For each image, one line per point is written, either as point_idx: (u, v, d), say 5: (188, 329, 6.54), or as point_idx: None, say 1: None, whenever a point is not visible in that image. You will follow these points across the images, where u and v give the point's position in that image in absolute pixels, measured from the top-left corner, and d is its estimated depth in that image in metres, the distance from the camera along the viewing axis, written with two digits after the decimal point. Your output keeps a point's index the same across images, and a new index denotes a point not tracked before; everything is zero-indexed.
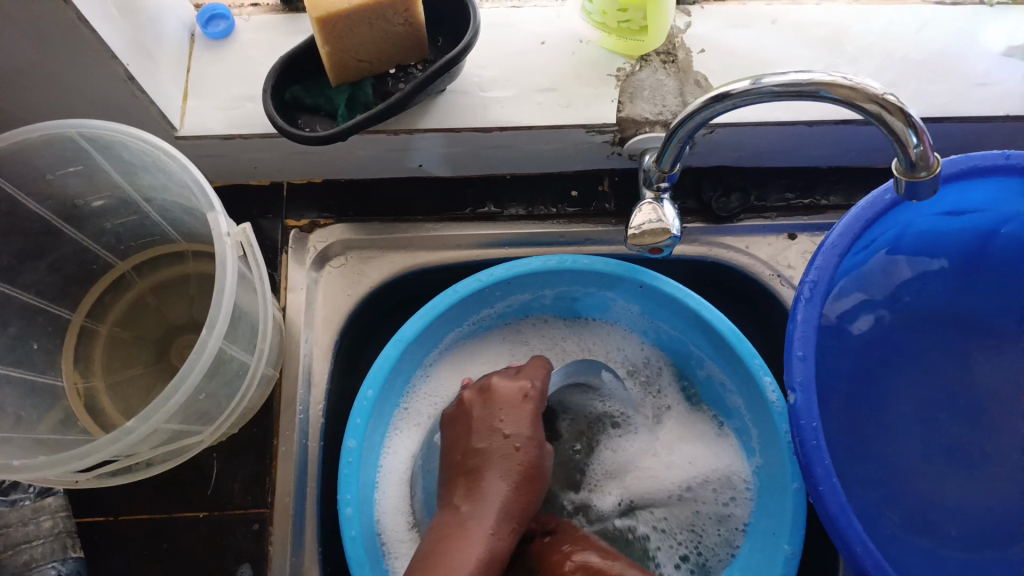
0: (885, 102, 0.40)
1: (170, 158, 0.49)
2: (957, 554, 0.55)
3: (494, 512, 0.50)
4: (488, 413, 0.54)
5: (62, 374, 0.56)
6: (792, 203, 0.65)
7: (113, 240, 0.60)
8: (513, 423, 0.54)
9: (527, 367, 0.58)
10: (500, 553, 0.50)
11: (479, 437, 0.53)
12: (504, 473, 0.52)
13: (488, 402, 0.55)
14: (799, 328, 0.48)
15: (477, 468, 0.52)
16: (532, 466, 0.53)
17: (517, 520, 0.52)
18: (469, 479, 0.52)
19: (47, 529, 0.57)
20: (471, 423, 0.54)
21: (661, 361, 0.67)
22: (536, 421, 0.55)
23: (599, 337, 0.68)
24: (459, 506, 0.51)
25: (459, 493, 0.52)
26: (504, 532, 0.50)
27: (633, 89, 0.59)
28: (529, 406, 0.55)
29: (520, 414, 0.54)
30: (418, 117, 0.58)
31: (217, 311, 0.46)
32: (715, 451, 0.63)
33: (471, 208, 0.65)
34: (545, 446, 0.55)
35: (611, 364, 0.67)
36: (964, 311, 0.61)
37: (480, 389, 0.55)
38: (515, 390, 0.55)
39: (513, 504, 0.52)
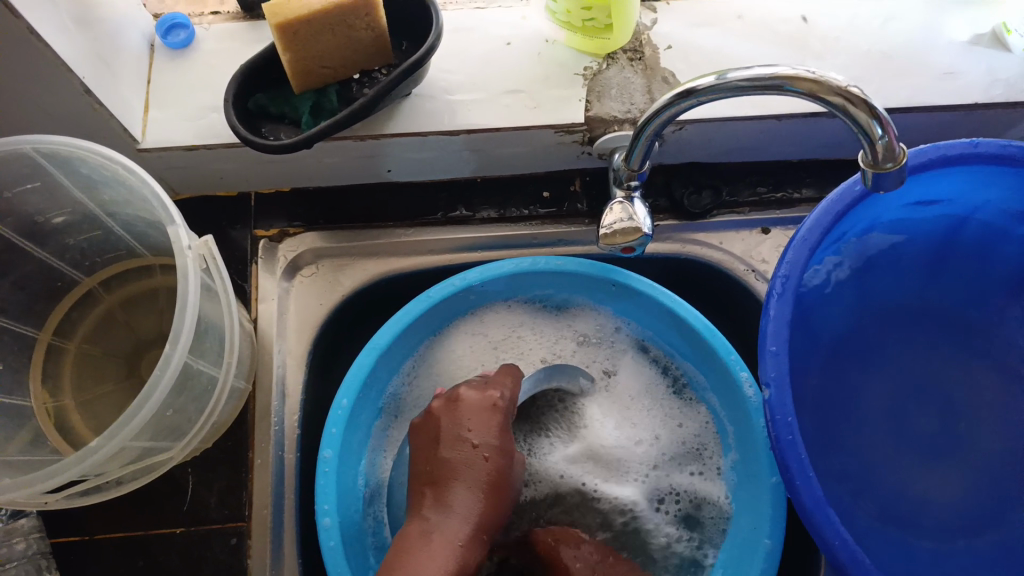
0: (849, 93, 0.40)
1: (129, 172, 0.48)
2: (931, 543, 0.55)
3: (461, 523, 0.49)
4: (455, 423, 0.52)
5: (30, 394, 0.55)
6: (764, 197, 0.65)
7: (78, 256, 0.59)
8: (481, 431, 0.52)
9: (494, 376, 0.57)
10: (467, 567, 0.48)
11: (447, 447, 0.52)
12: (473, 484, 0.50)
13: (455, 411, 0.53)
14: (771, 323, 0.48)
15: (444, 479, 0.51)
16: (501, 475, 0.52)
17: (486, 530, 0.51)
18: (436, 489, 0.50)
19: (20, 551, 0.57)
20: (438, 434, 0.52)
21: (614, 336, 0.66)
22: (505, 430, 0.53)
23: (540, 331, 0.66)
24: (426, 517, 0.50)
25: (427, 503, 0.50)
26: (472, 543, 0.49)
27: (600, 88, 0.59)
28: (497, 415, 0.53)
29: (488, 423, 0.53)
30: (384, 122, 0.58)
31: (180, 327, 0.46)
32: (680, 420, 0.64)
33: (442, 212, 0.65)
34: (513, 454, 0.54)
35: (564, 348, 0.66)
36: (932, 303, 0.61)
37: (447, 398, 0.54)
38: (484, 399, 0.53)
39: (484, 516, 0.50)
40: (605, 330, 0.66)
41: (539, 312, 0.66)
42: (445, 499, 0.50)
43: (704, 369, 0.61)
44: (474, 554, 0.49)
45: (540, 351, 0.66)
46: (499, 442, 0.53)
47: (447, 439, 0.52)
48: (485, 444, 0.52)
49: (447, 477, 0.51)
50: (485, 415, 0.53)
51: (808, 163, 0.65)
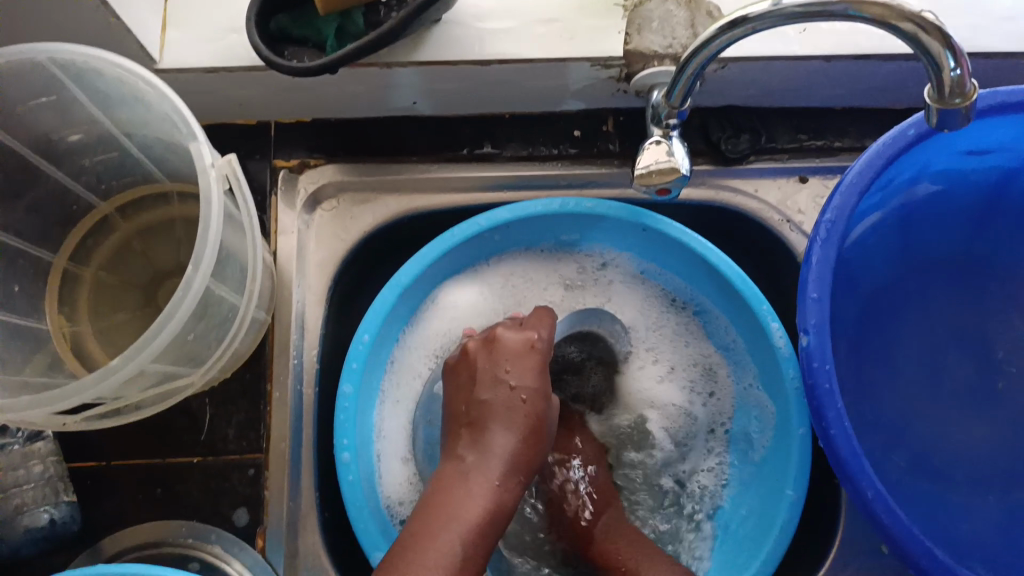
0: (923, 20, 0.38)
1: (151, 86, 0.46)
2: (962, 499, 0.54)
3: (497, 463, 0.48)
4: (492, 364, 0.52)
5: (46, 318, 0.55)
6: (804, 145, 0.62)
7: (94, 179, 0.57)
8: (519, 373, 0.52)
9: (532, 320, 0.56)
10: (504, 508, 0.48)
11: (484, 388, 0.51)
12: (510, 422, 0.50)
13: (493, 352, 0.53)
14: (813, 269, 0.47)
15: (481, 419, 0.50)
16: (539, 417, 0.51)
17: (524, 473, 0.50)
18: (472, 430, 0.50)
19: (37, 474, 0.55)
20: (475, 374, 0.53)
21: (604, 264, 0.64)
22: (543, 371, 0.53)
23: (527, 276, 0.64)
24: (462, 456, 0.49)
25: (463, 444, 0.50)
26: (508, 484, 0.48)
27: (641, 20, 0.55)
28: (534, 356, 0.53)
29: (526, 365, 0.52)
30: (411, 49, 0.55)
31: (201, 250, 0.44)
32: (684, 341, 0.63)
33: (468, 148, 0.62)
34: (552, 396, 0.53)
35: (551, 291, 0.64)
36: (978, 256, 0.59)
37: (485, 340, 0.54)
38: (522, 341, 0.53)
39: (519, 456, 0.49)
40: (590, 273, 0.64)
41: (525, 255, 0.64)
42: (482, 439, 0.49)
43: (734, 317, 0.60)
44: (511, 497, 0.48)
45: (529, 298, 0.64)
46: (537, 384, 0.52)
47: (485, 379, 0.52)
48: (523, 386, 0.51)
49: (484, 417, 0.50)
50: (522, 356, 0.53)
51: (853, 109, 0.62)
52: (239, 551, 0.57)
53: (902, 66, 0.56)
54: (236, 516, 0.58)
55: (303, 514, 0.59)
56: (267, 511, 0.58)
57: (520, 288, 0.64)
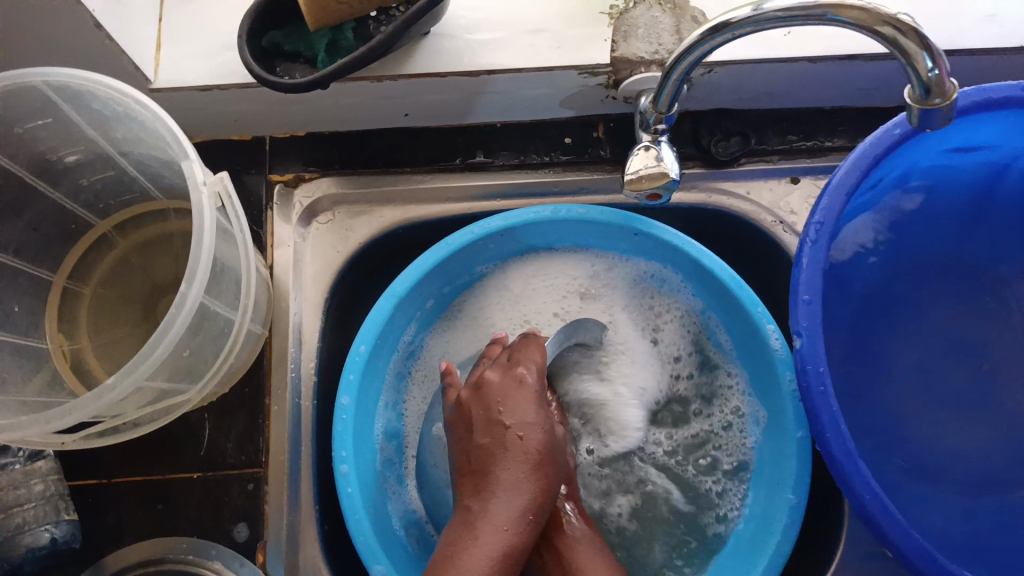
0: (900, 23, 0.38)
1: (143, 106, 0.46)
2: (957, 500, 0.53)
3: (505, 506, 0.48)
4: (486, 409, 0.52)
5: (46, 336, 0.55)
6: (795, 146, 0.62)
7: (92, 197, 0.58)
8: (513, 412, 0.51)
9: (521, 351, 0.55)
10: (516, 549, 0.47)
11: (482, 432, 0.51)
12: (513, 462, 0.49)
13: (484, 397, 0.53)
14: (804, 270, 0.47)
15: (484, 464, 0.50)
16: (541, 452, 0.50)
17: (534, 513, 0.49)
18: (478, 476, 0.50)
19: (38, 492, 0.56)
20: (472, 421, 0.52)
21: (609, 276, 0.64)
22: (538, 405, 0.53)
23: (535, 285, 0.64)
24: (468, 506, 0.49)
25: (469, 491, 0.50)
26: (518, 525, 0.47)
27: (627, 27, 0.56)
28: (527, 392, 0.53)
29: (521, 402, 0.52)
30: (403, 62, 0.56)
31: (195, 266, 0.45)
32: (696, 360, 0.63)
33: (460, 158, 0.63)
34: (553, 428, 0.53)
35: (553, 300, 0.64)
36: (967, 256, 0.60)
37: (474, 387, 0.54)
38: (509, 378, 0.53)
39: (525, 493, 0.48)
40: (599, 278, 0.64)
41: (531, 265, 0.64)
42: (487, 485, 0.49)
43: (731, 324, 0.60)
44: (524, 537, 0.48)
45: (537, 307, 0.64)
46: (535, 419, 0.52)
47: (482, 423, 0.52)
48: (517, 424, 0.51)
49: (486, 463, 0.50)
50: (514, 394, 0.52)
51: (841, 109, 0.63)
52: (240, 566, 0.57)
53: (888, 65, 0.57)
54: (236, 531, 0.57)
55: (303, 526, 0.59)
56: (266, 525, 0.57)
57: (523, 300, 0.64)
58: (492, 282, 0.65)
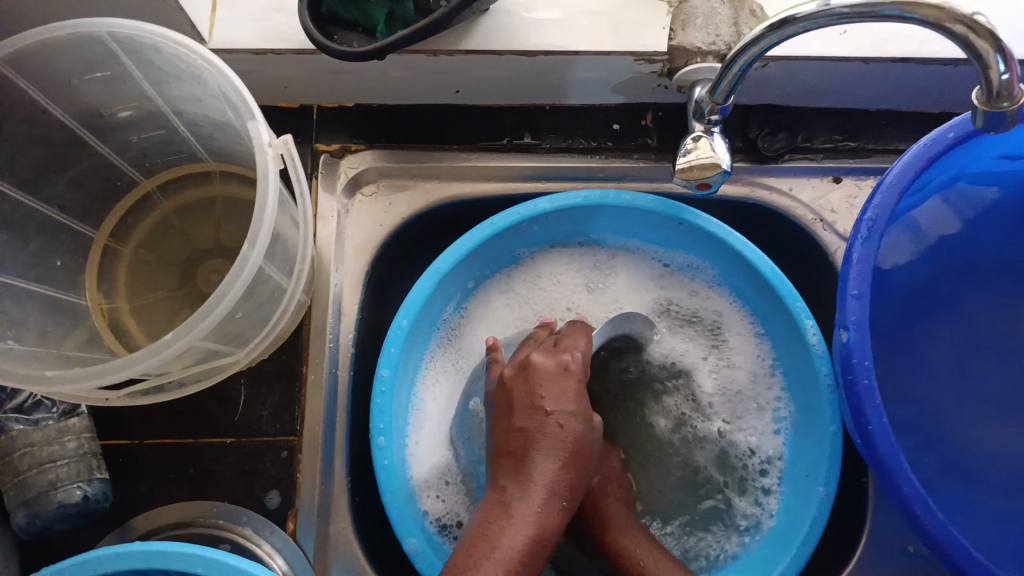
0: (978, 23, 0.39)
1: (209, 64, 0.46)
2: (994, 500, 0.55)
3: (540, 491, 0.45)
4: (528, 392, 0.49)
5: (85, 293, 0.55)
6: (839, 145, 0.63)
7: (138, 155, 0.57)
8: (556, 398, 0.48)
9: (567, 339, 0.54)
10: (548, 535, 0.44)
11: (520, 415, 0.48)
12: (551, 448, 0.46)
13: (528, 379, 0.50)
14: (855, 267, 0.48)
15: (520, 448, 0.47)
16: (580, 442, 0.47)
17: (567, 500, 0.46)
18: (514, 460, 0.47)
19: (72, 450, 0.55)
20: (512, 402, 0.50)
21: (631, 259, 0.65)
22: (581, 394, 0.49)
23: (557, 275, 0.65)
24: (503, 488, 0.46)
25: (504, 474, 0.47)
26: (551, 510, 0.44)
27: (686, 16, 0.56)
28: (570, 379, 0.50)
29: (564, 389, 0.49)
30: (460, 37, 0.55)
31: (258, 228, 0.44)
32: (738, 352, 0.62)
33: (507, 139, 0.62)
34: (593, 420, 0.49)
35: (577, 284, 0.65)
36: (1015, 260, 0.59)
37: (518, 368, 0.51)
38: (555, 364, 0.51)
39: (563, 481, 0.45)
40: (600, 268, 0.65)
41: (553, 254, 0.65)
42: (523, 468, 0.46)
43: (767, 315, 0.60)
44: (556, 525, 0.45)
45: (562, 296, 0.64)
46: (577, 407, 0.48)
47: (523, 406, 0.49)
48: (559, 411, 0.47)
49: (523, 446, 0.47)
50: (558, 380, 0.49)
51: (890, 112, 0.63)
52: (269, 533, 0.57)
53: (942, 70, 0.57)
54: (268, 499, 0.58)
55: (335, 499, 0.59)
56: (298, 494, 0.58)
57: (552, 287, 0.65)
58: (503, 280, 0.65)
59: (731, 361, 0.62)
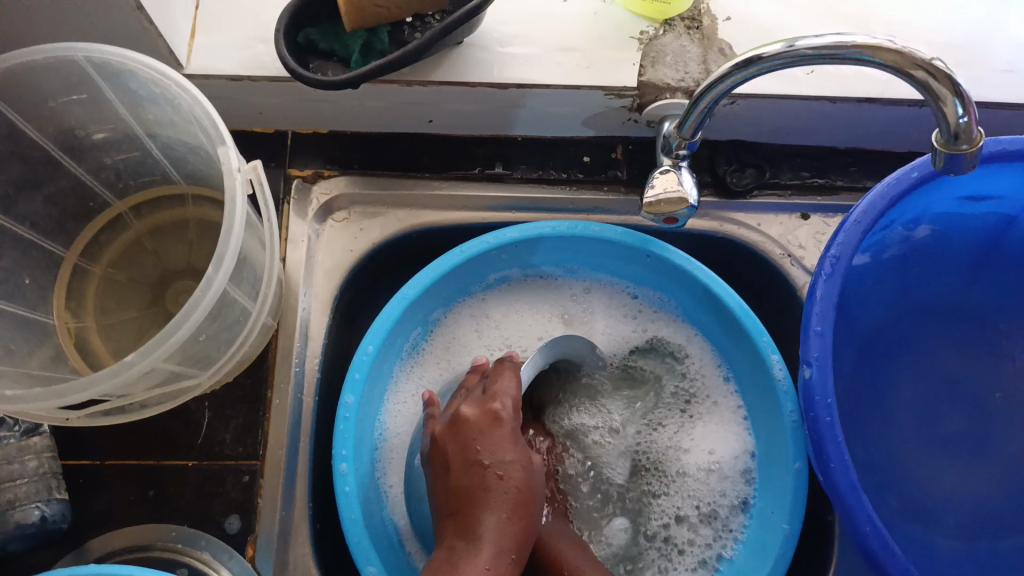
0: (934, 67, 0.39)
1: (181, 89, 0.46)
2: (951, 541, 0.55)
3: (490, 547, 0.46)
4: (462, 447, 0.50)
5: (52, 312, 0.55)
6: (807, 182, 0.64)
7: (113, 176, 0.58)
8: (492, 450, 0.50)
9: (496, 383, 0.54)
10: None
11: (460, 472, 0.49)
12: (497, 502, 0.47)
13: (460, 434, 0.51)
14: (818, 303, 0.48)
15: (465, 505, 0.48)
16: (522, 489, 0.49)
17: (517, 550, 0.47)
18: (459, 518, 0.48)
19: (33, 469, 0.55)
20: (447, 460, 0.50)
21: (603, 293, 0.65)
22: (516, 440, 0.51)
23: (532, 308, 0.65)
24: (452, 546, 0.47)
25: (451, 533, 0.48)
26: (503, 563, 0.46)
27: (655, 54, 0.57)
28: (502, 429, 0.51)
29: (498, 438, 0.50)
30: (433, 68, 0.56)
31: (223, 249, 0.44)
32: (709, 391, 0.62)
33: (479, 168, 0.63)
34: (533, 465, 0.51)
35: (546, 316, 0.65)
36: (970, 302, 0.61)
37: (449, 424, 0.51)
38: (485, 415, 0.51)
39: (509, 531, 0.47)
40: (579, 302, 0.65)
41: (532, 284, 0.65)
42: (471, 525, 0.47)
43: (731, 349, 0.61)
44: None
45: (532, 328, 0.64)
46: (513, 456, 0.50)
47: (461, 464, 0.49)
48: (498, 462, 0.49)
49: (467, 504, 0.48)
50: (491, 432, 0.51)
51: (855, 151, 0.64)
52: (227, 559, 0.56)
53: (907, 111, 0.58)
54: (227, 523, 0.57)
55: (296, 524, 0.58)
56: (258, 519, 0.57)
57: (527, 319, 0.65)
58: (474, 307, 0.65)
59: (695, 437, 0.61)
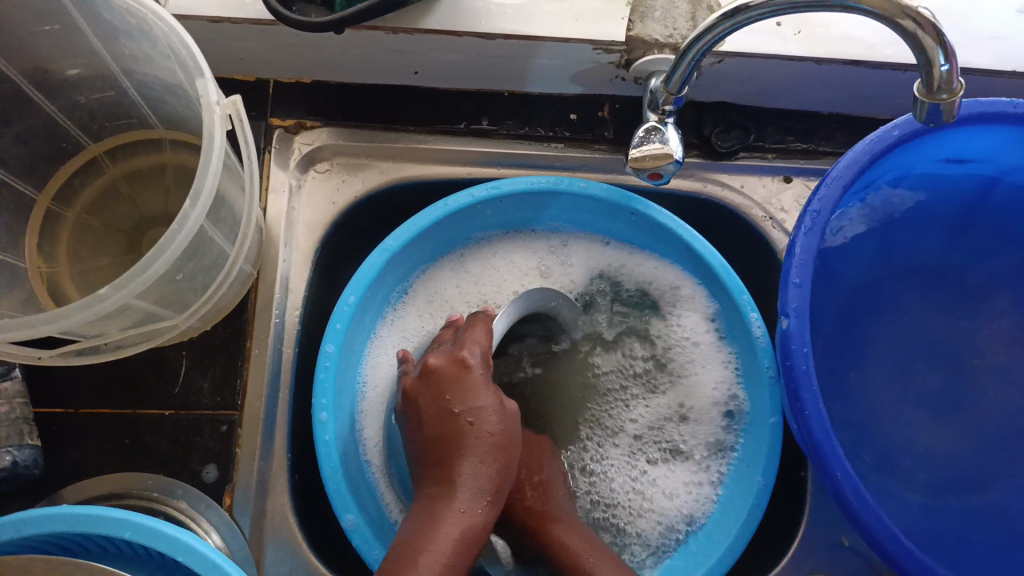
0: (919, 17, 0.40)
1: (160, 20, 0.45)
2: (922, 496, 0.56)
3: (465, 493, 0.46)
4: (434, 397, 0.49)
5: (24, 255, 0.53)
6: (791, 147, 0.64)
7: (87, 117, 0.56)
8: (463, 398, 0.48)
9: (466, 333, 0.52)
10: (479, 530, 0.46)
11: (432, 422, 0.48)
12: (470, 449, 0.47)
13: (432, 385, 0.50)
14: (797, 255, 0.48)
15: (441, 453, 0.48)
16: (496, 434, 0.48)
17: (493, 493, 0.47)
18: (437, 466, 0.48)
19: (3, 413, 0.54)
20: (420, 411, 0.49)
21: (585, 236, 0.65)
22: (488, 387, 0.50)
23: (511, 262, 0.65)
24: (431, 495, 0.47)
25: (430, 481, 0.48)
26: (479, 507, 0.46)
27: (644, 8, 0.56)
28: (474, 376, 0.49)
29: (468, 385, 0.49)
30: (420, 16, 0.55)
31: (201, 185, 0.43)
32: (693, 331, 0.62)
33: (465, 122, 0.63)
34: (509, 409, 0.50)
35: (523, 269, 0.65)
36: (949, 264, 0.62)
37: (419, 375, 0.50)
38: (453, 363, 0.50)
39: (485, 476, 0.47)
40: (555, 253, 0.66)
41: (513, 238, 0.65)
42: (449, 474, 0.47)
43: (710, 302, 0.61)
44: (483, 517, 0.47)
45: (510, 281, 0.65)
46: (486, 402, 0.49)
47: (433, 415, 0.49)
48: (470, 410, 0.48)
49: (443, 451, 0.48)
50: (461, 381, 0.49)
51: (840, 116, 0.65)
52: (205, 508, 0.56)
53: (893, 75, 0.58)
54: (205, 473, 0.57)
55: (273, 475, 0.58)
56: (236, 468, 0.57)
57: (505, 275, 0.65)
58: (454, 262, 0.65)
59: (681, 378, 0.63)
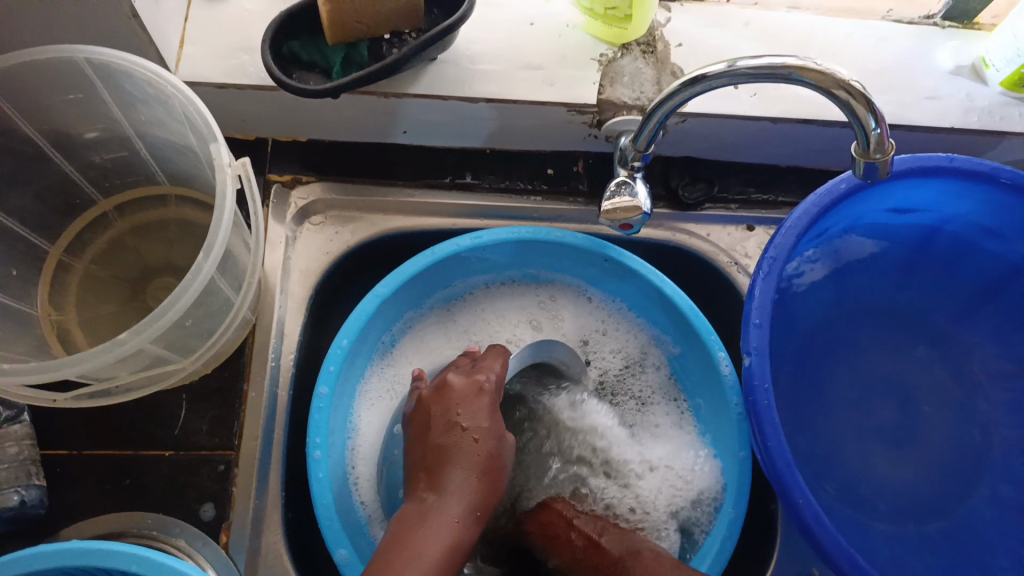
0: (851, 87, 0.45)
1: (177, 90, 0.50)
2: (883, 527, 0.60)
3: (456, 502, 0.49)
4: (444, 410, 0.53)
5: (36, 305, 0.56)
6: (752, 198, 0.69)
7: (99, 176, 0.61)
8: (472, 415, 0.53)
9: (484, 360, 0.57)
10: (464, 542, 0.48)
11: (437, 432, 0.52)
12: (466, 463, 0.51)
13: (445, 398, 0.54)
14: (756, 299, 0.53)
15: (439, 463, 0.51)
16: (492, 456, 0.52)
17: (482, 509, 0.50)
18: (430, 474, 0.51)
19: (13, 455, 0.56)
20: (429, 421, 0.53)
21: (564, 290, 0.70)
22: (494, 413, 0.54)
23: (500, 315, 0.70)
24: (423, 498, 0.50)
25: (422, 487, 0.51)
26: (468, 520, 0.49)
27: (614, 74, 0.62)
28: (485, 400, 0.53)
29: (478, 407, 0.53)
30: (408, 82, 0.60)
31: (212, 240, 0.47)
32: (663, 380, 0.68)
33: (450, 177, 0.68)
34: (506, 436, 0.54)
35: (512, 322, 0.70)
36: (902, 305, 0.67)
37: (436, 388, 0.55)
38: (470, 384, 0.54)
39: (477, 492, 0.50)
40: (544, 307, 0.70)
41: (499, 293, 0.70)
42: (441, 481, 0.50)
43: (680, 342, 0.65)
44: (471, 532, 0.49)
45: (500, 333, 0.70)
46: (489, 424, 0.53)
47: (440, 424, 0.53)
48: (475, 426, 0.52)
49: (440, 461, 0.51)
50: (473, 399, 0.53)
51: (796, 168, 0.70)
52: (202, 545, 0.58)
53: (839, 132, 0.64)
54: (202, 511, 0.59)
55: (268, 512, 0.61)
56: (233, 506, 0.59)
57: (495, 328, 0.70)
58: (442, 315, 0.69)
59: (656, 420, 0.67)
